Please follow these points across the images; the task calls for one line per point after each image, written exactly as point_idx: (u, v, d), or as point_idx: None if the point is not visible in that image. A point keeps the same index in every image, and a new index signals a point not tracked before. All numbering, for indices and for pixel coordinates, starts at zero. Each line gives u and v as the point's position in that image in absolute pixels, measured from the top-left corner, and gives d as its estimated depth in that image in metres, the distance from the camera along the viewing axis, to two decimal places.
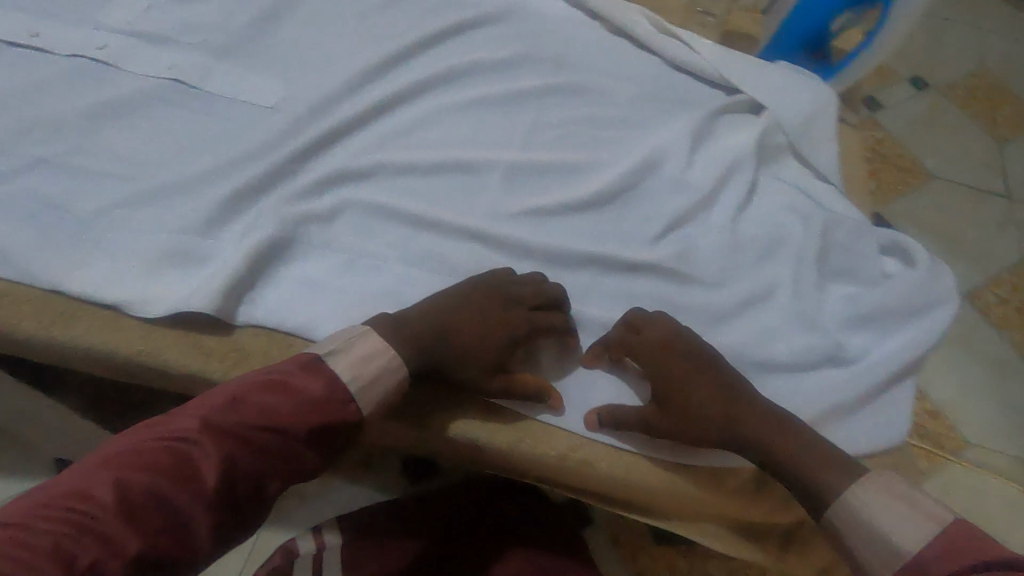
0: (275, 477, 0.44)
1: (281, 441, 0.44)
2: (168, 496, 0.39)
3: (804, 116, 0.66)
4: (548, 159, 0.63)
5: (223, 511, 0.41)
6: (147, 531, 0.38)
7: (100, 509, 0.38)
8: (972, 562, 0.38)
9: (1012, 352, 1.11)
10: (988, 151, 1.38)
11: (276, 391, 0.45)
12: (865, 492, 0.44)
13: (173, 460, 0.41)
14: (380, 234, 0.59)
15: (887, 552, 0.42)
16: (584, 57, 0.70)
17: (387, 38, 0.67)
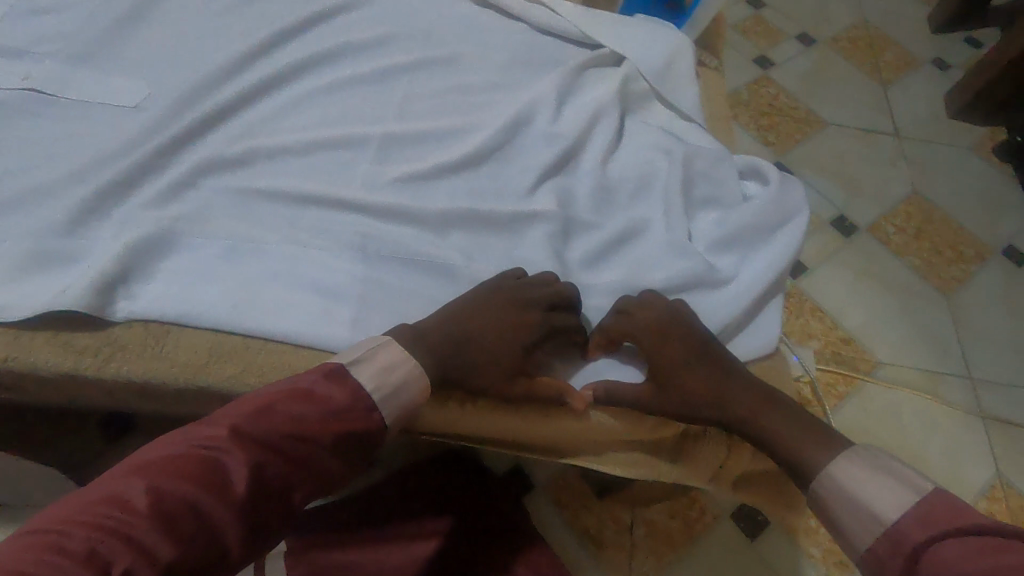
0: (301, 484, 0.44)
1: (308, 449, 0.44)
2: (201, 502, 0.40)
3: (663, 61, 0.69)
4: (418, 127, 0.64)
5: (252, 519, 0.41)
6: (178, 537, 0.38)
7: (133, 513, 0.38)
8: (945, 529, 0.41)
9: (913, 276, 1.18)
10: (874, 95, 1.46)
11: (304, 400, 0.45)
12: (852, 465, 0.47)
13: (206, 468, 0.41)
14: (260, 214, 0.59)
15: (867, 522, 0.44)
16: (452, 28, 0.72)
17: (252, 28, 0.68)
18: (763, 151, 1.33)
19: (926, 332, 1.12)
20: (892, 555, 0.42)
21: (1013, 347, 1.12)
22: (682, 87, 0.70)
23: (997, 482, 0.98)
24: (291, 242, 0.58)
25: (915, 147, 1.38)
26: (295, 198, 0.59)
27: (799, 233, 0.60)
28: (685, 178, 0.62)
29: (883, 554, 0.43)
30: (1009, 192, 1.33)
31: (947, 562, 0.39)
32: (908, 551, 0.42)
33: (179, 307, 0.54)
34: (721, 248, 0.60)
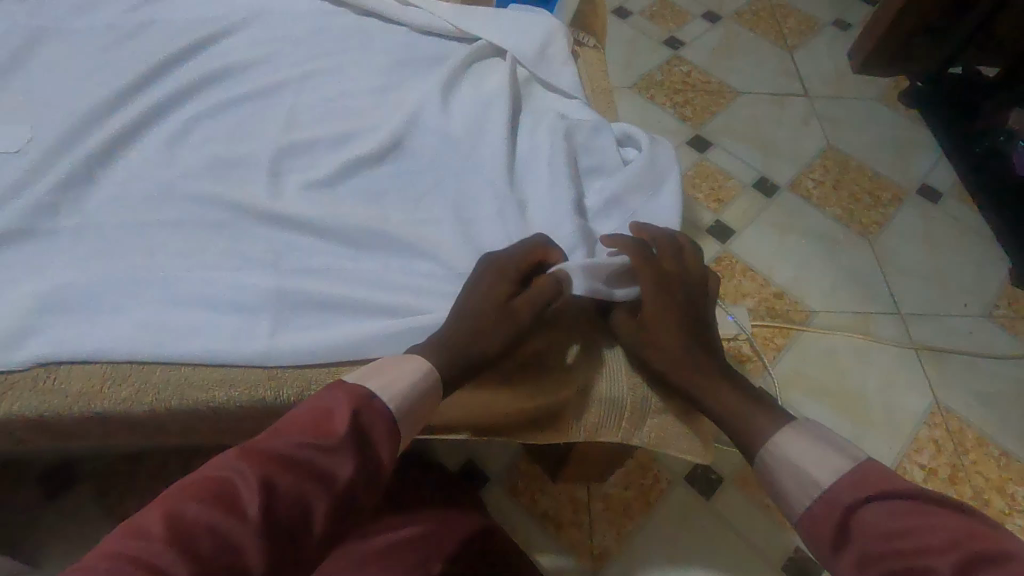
0: (323, 498, 0.39)
1: (323, 455, 0.40)
2: (215, 525, 0.36)
3: (536, 44, 0.73)
4: (305, 135, 0.66)
5: (273, 539, 0.37)
6: (193, 565, 0.34)
7: (147, 540, 0.35)
8: (878, 490, 0.40)
9: (835, 225, 1.23)
10: (782, 60, 1.51)
11: (312, 407, 0.42)
12: (795, 437, 0.46)
13: (213, 488, 0.37)
14: (152, 235, 0.59)
15: (804, 488, 0.43)
16: (335, 40, 0.75)
17: (133, 64, 0.69)
18: (682, 127, 1.37)
19: (854, 276, 1.15)
20: (827, 517, 0.41)
21: (936, 280, 1.16)
22: (558, 67, 0.73)
23: (935, 408, 1.01)
24: (183, 259, 0.58)
25: (825, 104, 1.43)
26: (185, 217, 0.60)
27: (677, 186, 0.63)
28: (564, 151, 0.65)
29: (817, 517, 0.42)
30: (918, 134, 1.38)
31: (879, 522, 0.39)
32: (840, 513, 0.41)
33: (67, 336, 0.53)
34: (605, 214, 0.63)
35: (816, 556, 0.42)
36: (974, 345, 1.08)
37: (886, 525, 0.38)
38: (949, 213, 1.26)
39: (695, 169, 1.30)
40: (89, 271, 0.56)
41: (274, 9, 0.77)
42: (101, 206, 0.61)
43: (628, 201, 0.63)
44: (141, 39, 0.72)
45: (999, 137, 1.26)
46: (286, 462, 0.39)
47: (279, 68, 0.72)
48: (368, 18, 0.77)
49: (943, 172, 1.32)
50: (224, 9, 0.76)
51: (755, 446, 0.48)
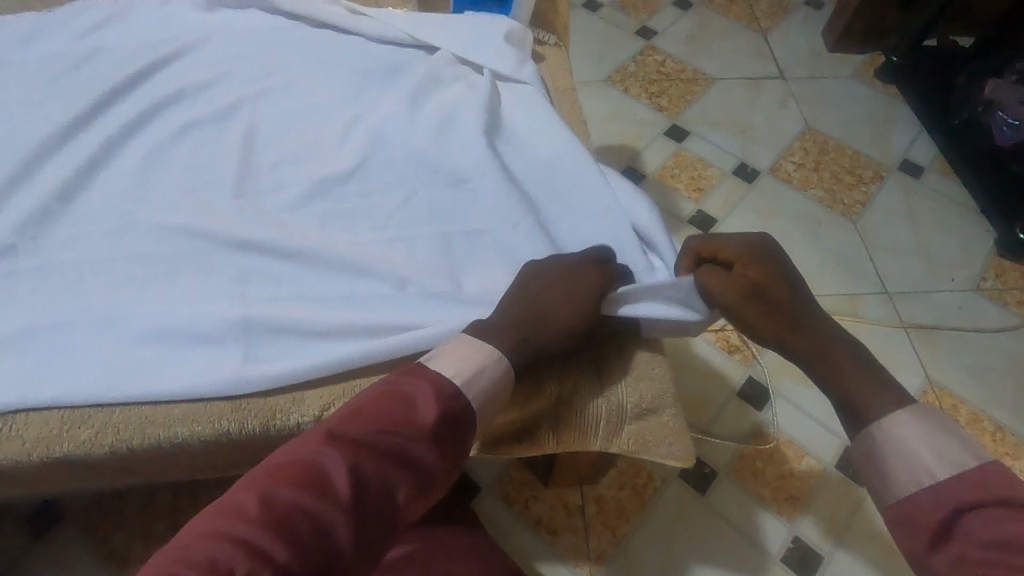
0: (405, 482, 0.40)
1: (405, 440, 0.41)
2: (308, 506, 0.37)
3: (496, 44, 0.72)
4: (271, 157, 0.66)
5: (361, 522, 0.38)
6: (290, 546, 0.35)
7: (245, 520, 0.35)
8: (998, 495, 0.39)
9: (818, 207, 1.22)
10: (756, 43, 1.49)
11: (389, 395, 0.43)
12: (915, 421, 0.44)
13: (302, 471, 0.38)
14: (105, 267, 0.57)
15: (913, 474, 0.43)
16: (292, 55, 0.74)
17: (81, 91, 0.67)
18: (659, 117, 1.35)
19: (839, 258, 1.14)
20: (932, 508, 0.41)
21: (922, 256, 1.15)
22: (519, 69, 0.72)
23: (928, 386, 1.00)
24: (137, 290, 0.56)
25: (802, 85, 1.41)
26: (140, 247, 0.58)
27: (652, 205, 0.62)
28: (533, 161, 0.65)
29: (920, 506, 0.42)
30: (898, 109, 1.37)
31: (989, 526, 0.38)
32: (949, 506, 0.40)
33: (20, 379, 0.51)
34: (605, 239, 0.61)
35: (899, 539, 0.43)
36: (963, 320, 1.07)
37: (993, 531, 0.38)
38: (932, 187, 1.25)
39: (674, 160, 1.28)
40: (41, 309, 0.55)
41: (228, 26, 0.76)
42: (55, 241, 0.59)
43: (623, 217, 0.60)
44: (91, 66, 0.70)
45: (978, 107, 1.26)
46: (369, 447, 0.40)
47: (235, 87, 0.71)
48: (325, 31, 0.76)
49: (925, 146, 1.30)
50: (175, 30, 0.75)
51: (868, 419, 0.46)
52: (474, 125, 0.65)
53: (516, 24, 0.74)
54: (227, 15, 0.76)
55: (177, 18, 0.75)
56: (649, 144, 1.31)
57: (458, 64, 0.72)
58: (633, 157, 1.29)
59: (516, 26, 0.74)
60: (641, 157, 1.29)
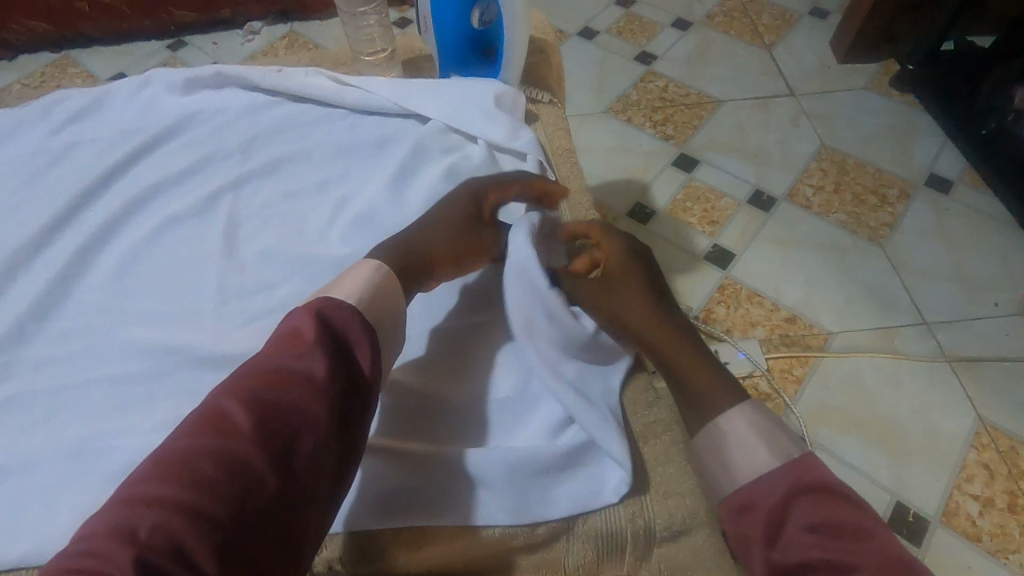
0: (312, 407, 0.41)
1: (303, 371, 0.42)
2: (216, 450, 0.38)
3: (487, 109, 0.67)
4: (255, 252, 0.62)
5: (272, 452, 0.39)
6: (196, 488, 0.37)
7: (151, 482, 0.37)
8: (814, 483, 0.42)
9: (841, 232, 1.15)
10: (762, 60, 1.43)
11: (283, 337, 0.45)
12: (754, 414, 0.46)
13: (204, 424, 0.40)
14: (79, 397, 0.53)
15: (750, 465, 0.44)
16: (275, 136, 0.70)
17: (52, 196, 0.64)
18: (665, 147, 1.29)
19: (868, 288, 1.07)
20: (766, 498, 0.42)
21: (959, 279, 1.07)
22: (516, 132, 0.66)
23: (981, 427, 0.92)
24: (112, 420, 0.52)
25: (813, 101, 1.35)
26: (117, 369, 0.54)
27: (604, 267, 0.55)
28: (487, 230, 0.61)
29: (756, 497, 0.43)
30: (919, 119, 1.29)
31: (813, 514, 0.40)
32: (778, 495, 0.42)
33: None
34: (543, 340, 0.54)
35: (733, 529, 0.43)
36: (1012, 348, 0.99)
37: (815, 517, 0.40)
38: (963, 203, 1.17)
39: (684, 192, 1.22)
40: (10, 450, 0.51)
41: (205, 107, 0.72)
42: (30, 368, 0.56)
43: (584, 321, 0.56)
44: (63, 165, 0.67)
45: (1007, 116, 1.18)
46: (268, 385, 0.41)
47: (216, 176, 0.67)
48: (308, 106, 0.72)
49: (951, 157, 1.23)
50: (152, 119, 0.71)
51: (709, 415, 0.47)
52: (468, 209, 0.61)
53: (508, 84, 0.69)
54: (204, 96, 0.73)
55: (153, 105, 0.72)
56: (656, 176, 1.25)
57: (450, 136, 0.67)
58: (641, 191, 1.23)
59: (508, 87, 0.69)
60: (650, 191, 1.23)
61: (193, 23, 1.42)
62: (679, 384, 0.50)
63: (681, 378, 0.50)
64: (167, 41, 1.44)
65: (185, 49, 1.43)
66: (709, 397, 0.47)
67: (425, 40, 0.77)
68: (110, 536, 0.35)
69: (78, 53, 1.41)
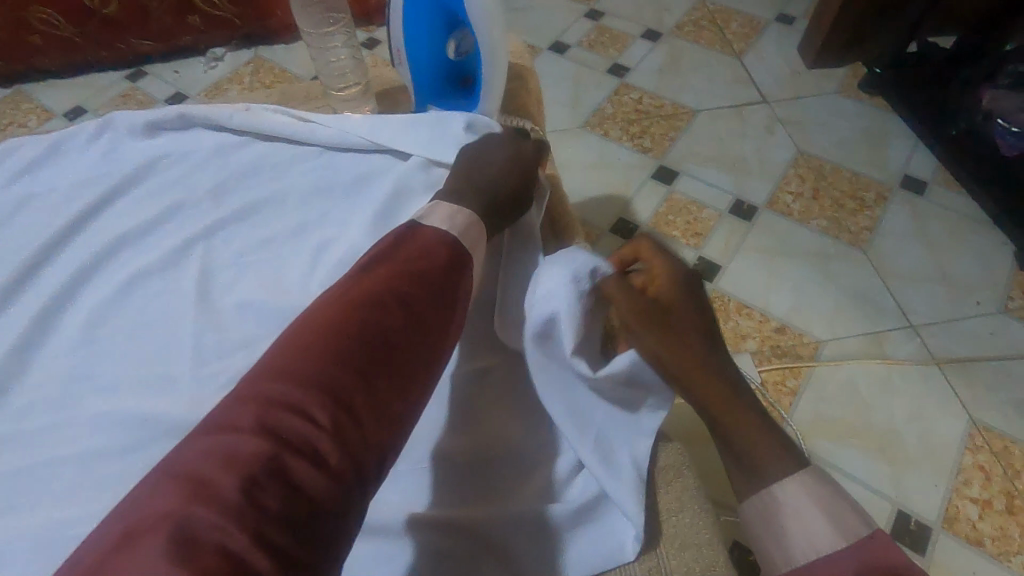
0: (449, 299, 0.44)
1: (439, 263, 0.45)
2: (383, 323, 0.39)
3: (470, 141, 0.63)
4: (236, 303, 0.59)
5: (422, 328, 0.41)
6: (372, 356, 0.38)
7: (317, 343, 0.37)
8: (887, 565, 0.39)
9: (822, 238, 1.15)
10: (732, 68, 1.44)
11: (417, 238, 0.46)
12: (814, 480, 0.44)
13: (365, 298, 0.40)
14: (45, 478, 0.49)
15: (811, 540, 0.42)
16: (249, 180, 0.67)
17: (9, 254, 0.60)
18: (644, 160, 1.29)
19: (854, 293, 1.07)
20: None
21: (941, 280, 1.09)
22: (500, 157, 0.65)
23: (974, 429, 0.93)
24: (80, 502, 0.47)
25: (786, 108, 1.36)
26: (89, 442, 0.51)
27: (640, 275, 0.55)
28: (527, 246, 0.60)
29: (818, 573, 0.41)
30: (889, 122, 1.31)
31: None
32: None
33: None
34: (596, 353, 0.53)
35: None
36: (997, 347, 1.00)
37: None
38: (939, 204, 1.19)
39: (666, 205, 1.22)
40: None
41: (172, 151, 0.69)
42: None
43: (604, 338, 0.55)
44: (19, 220, 0.63)
45: (977, 116, 1.21)
46: (419, 277, 0.43)
47: (189, 223, 0.64)
48: (280, 145, 0.69)
49: (923, 158, 1.25)
50: (115, 167, 0.68)
51: (764, 475, 0.45)
52: None
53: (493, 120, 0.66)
54: (168, 138, 0.69)
55: (115, 151, 0.69)
56: (637, 190, 1.24)
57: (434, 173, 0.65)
58: (623, 206, 1.22)
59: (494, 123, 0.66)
60: (631, 205, 1.22)
61: (152, 52, 1.37)
62: (734, 442, 0.47)
63: (739, 438, 0.46)
64: (126, 72, 1.39)
65: (145, 79, 1.38)
66: (765, 455, 0.45)
67: (399, 71, 0.75)
68: (288, 377, 0.35)
69: (31, 88, 1.35)
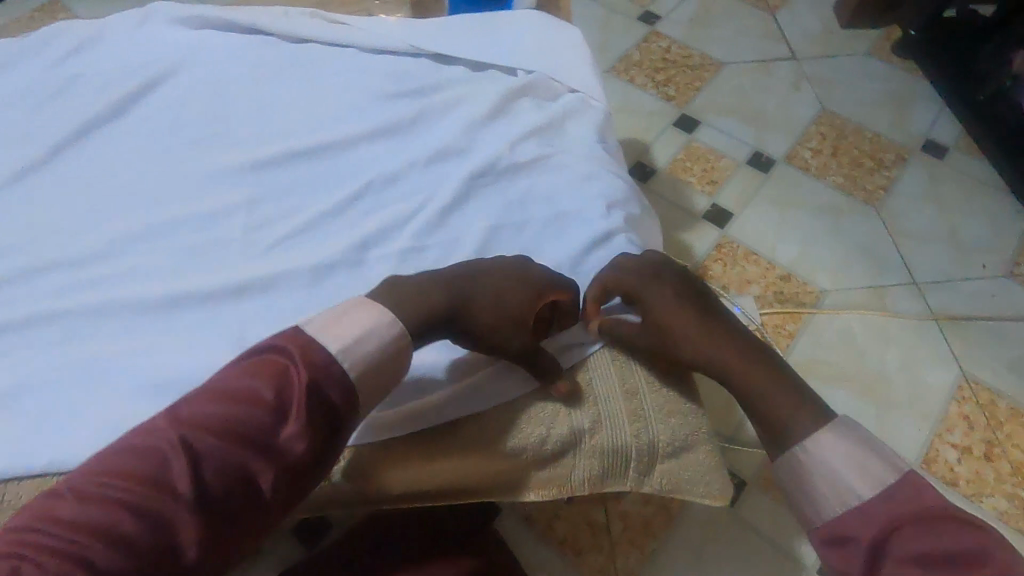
0: (267, 476, 0.38)
1: (270, 426, 0.39)
2: (152, 503, 0.35)
3: (513, 45, 0.70)
4: (273, 182, 0.62)
5: (208, 519, 0.36)
6: (122, 544, 0.34)
7: (77, 515, 0.34)
8: (916, 511, 0.40)
9: (837, 194, 1.16)
10: (765, 22, 1.42)
11: (258, 372, 0.40)
12: (841, 437, 0.44)
13: (152, 462, 0.36)
14: (98, 325, 0.55)
15: (838, 491, 0.43)
16: (280, 72, 0.69)
17: (60, 124, 0.65)
18: (667, 107, 1.30)
19: (864, 247, 1.09)
20: (862, 527, 0.41)
21: (950, 242, 1.10)
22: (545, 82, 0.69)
23: (963, 381, 0.96)
24: (139, 342, 0.54)
25: (816, 66, 1.35)
26: (133, 294, 0.56)
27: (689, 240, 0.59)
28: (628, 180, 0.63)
29: (849, 524, 0.42)
30: (917, 86, 1.30)
31: (916, 543, 0.38)
32: (875, 525, 0.40)
33: (18, 444, 0.49)
34: None
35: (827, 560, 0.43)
36: (998, 309, 1.03)
37: (921, 548, 0.38)
38: (958, 169, 1.19)
39: (685, 152, 1.23)
40: (35, 369, 0.53)
41: (206, 43, 0.71)
42: (43, 292, 0.56)
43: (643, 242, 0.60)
44: (71, 96, 0.67)
45: (1004, 82, 1.19)
46: (228, 435, 0.37)
47: (228, 108, 0.67)
48: (313, 44, 0.71)
49: (947, 124, 1.25)
50: (153, 52, 0.70)
51: (794, 439, 0.45)
52: (503, 135, 0.64)
53: (543, 17, 0.72)
54: (207, 31, 0.72)
55: (156, 39, 0.71)
56: (657, 137, 1.25)
57: (480, 74, 0.69)
58: (642, 150, 1.23)
59: (541, 18, 0.71)
60: (650, 150, 1.23)
61: None
62: (758, 413, 0.48)
63: (761, 400, 0.47)
64: None
65: None
66: (793, 423, 0.46)
67: None
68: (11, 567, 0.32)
69: None
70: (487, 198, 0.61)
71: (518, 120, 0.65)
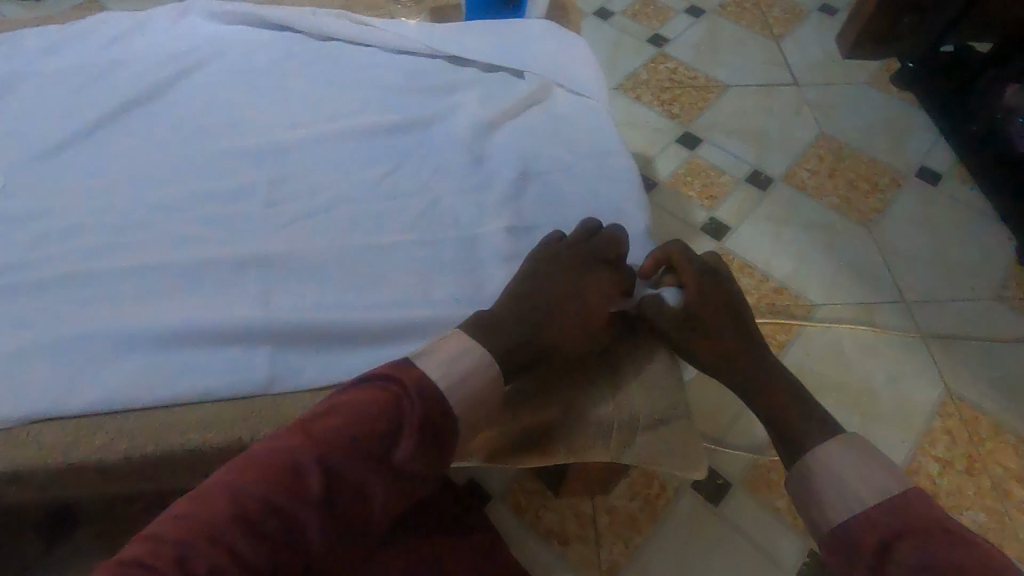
0: (382, 486, 0.40)
1: (386, 444, 0.41)
2: (281, 507, 0.38)
3: (526, 51, 0.75)
4: (294, 164, 0.67)
5: (333, 525, 0.39)
6: (256, 542, 0.36)
7: (216, 515, 0.37)
8: (920, 521, 0.40)
9: (831, 214, 1.20)
10: (769, 50, 1.48)
11: (377, 392, 0.42)
12: (846, 449, 0.46)
13: (283, 471, 0.39)
14: (122, 285, 0.59)
15: (842, 500, 0.44)
16: (305, 65, 0.74)
17: (99, 102, 0.69)
18: (671, 125, 1.34)
19: (856, 265, 1.13)
20: (863, 534, 0.42)
21: (940, 264, 1.13)
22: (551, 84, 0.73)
23: (948, 397, 0.98)
24: (161, 302, 0.58)
25: (817, 92, 1.40)
26: (159, 259, 0.60)
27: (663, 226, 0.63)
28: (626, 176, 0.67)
29: (852, 532, 0.42)
30: (913, 116, 1.35)
31: (918, 554, 0.38)
32: (876, 533, 0.41)
33: (50, 388, 0.54)
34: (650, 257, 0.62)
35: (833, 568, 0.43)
36: (984, 330, 1.05)
37: (920, 555, 0.38)
38: (950, 196, 1.23)
39: (687, 167, 1.27)
40: (64, 322, 0.57)
41: (238, 36, 0.76)
42: (74, 252, 0.60)
43: (652, 234, 0.64)
44: (112, 76, 0.72)
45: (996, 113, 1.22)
46: (349, 450, 0.40)
47: (255, 93, 0.72)
48: (337, 42, 0.76)
49: (940, 153, 1.29)
50: (189, 41, 0.75)
51: (801, 449, 0.47)
52: (510, 134, 0.69)
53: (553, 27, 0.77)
54: (238, 27, 0.77)
55: (191, 30, 0.76)
56: (661, 152, 1.30)
57: (493, 76, 0.74)
58: (645, 164, 1.28)
59: (551, 28, 0.77)
60: (653, 165, 1.28)
61: None
62: (770, 418, 0.50)
63: (769, 406, 0.50)
64: None
65: None
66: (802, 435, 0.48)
67: None
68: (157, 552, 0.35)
69: None
70: (492, 188, 0.65)
71: (526, 120, 0.70)
